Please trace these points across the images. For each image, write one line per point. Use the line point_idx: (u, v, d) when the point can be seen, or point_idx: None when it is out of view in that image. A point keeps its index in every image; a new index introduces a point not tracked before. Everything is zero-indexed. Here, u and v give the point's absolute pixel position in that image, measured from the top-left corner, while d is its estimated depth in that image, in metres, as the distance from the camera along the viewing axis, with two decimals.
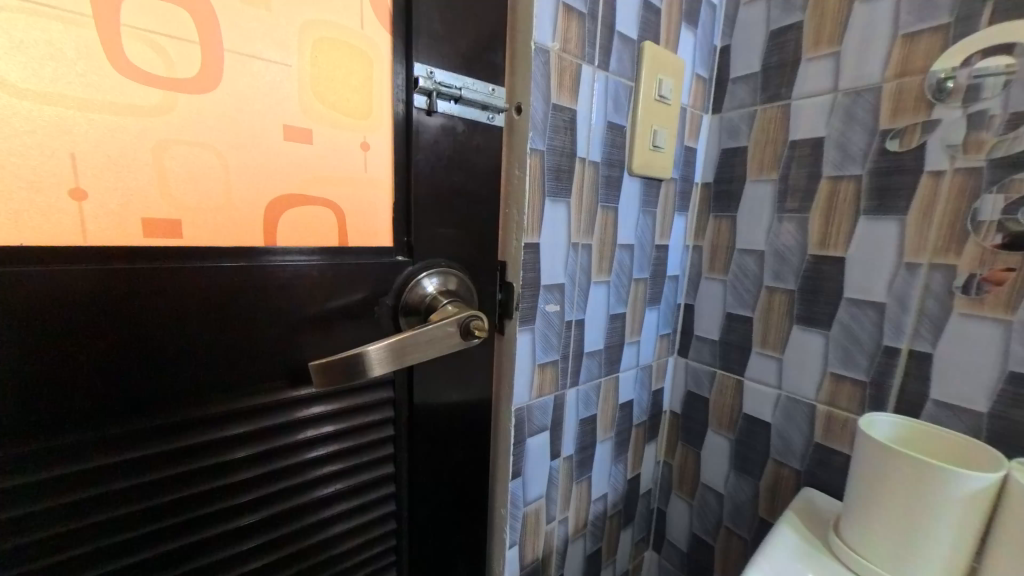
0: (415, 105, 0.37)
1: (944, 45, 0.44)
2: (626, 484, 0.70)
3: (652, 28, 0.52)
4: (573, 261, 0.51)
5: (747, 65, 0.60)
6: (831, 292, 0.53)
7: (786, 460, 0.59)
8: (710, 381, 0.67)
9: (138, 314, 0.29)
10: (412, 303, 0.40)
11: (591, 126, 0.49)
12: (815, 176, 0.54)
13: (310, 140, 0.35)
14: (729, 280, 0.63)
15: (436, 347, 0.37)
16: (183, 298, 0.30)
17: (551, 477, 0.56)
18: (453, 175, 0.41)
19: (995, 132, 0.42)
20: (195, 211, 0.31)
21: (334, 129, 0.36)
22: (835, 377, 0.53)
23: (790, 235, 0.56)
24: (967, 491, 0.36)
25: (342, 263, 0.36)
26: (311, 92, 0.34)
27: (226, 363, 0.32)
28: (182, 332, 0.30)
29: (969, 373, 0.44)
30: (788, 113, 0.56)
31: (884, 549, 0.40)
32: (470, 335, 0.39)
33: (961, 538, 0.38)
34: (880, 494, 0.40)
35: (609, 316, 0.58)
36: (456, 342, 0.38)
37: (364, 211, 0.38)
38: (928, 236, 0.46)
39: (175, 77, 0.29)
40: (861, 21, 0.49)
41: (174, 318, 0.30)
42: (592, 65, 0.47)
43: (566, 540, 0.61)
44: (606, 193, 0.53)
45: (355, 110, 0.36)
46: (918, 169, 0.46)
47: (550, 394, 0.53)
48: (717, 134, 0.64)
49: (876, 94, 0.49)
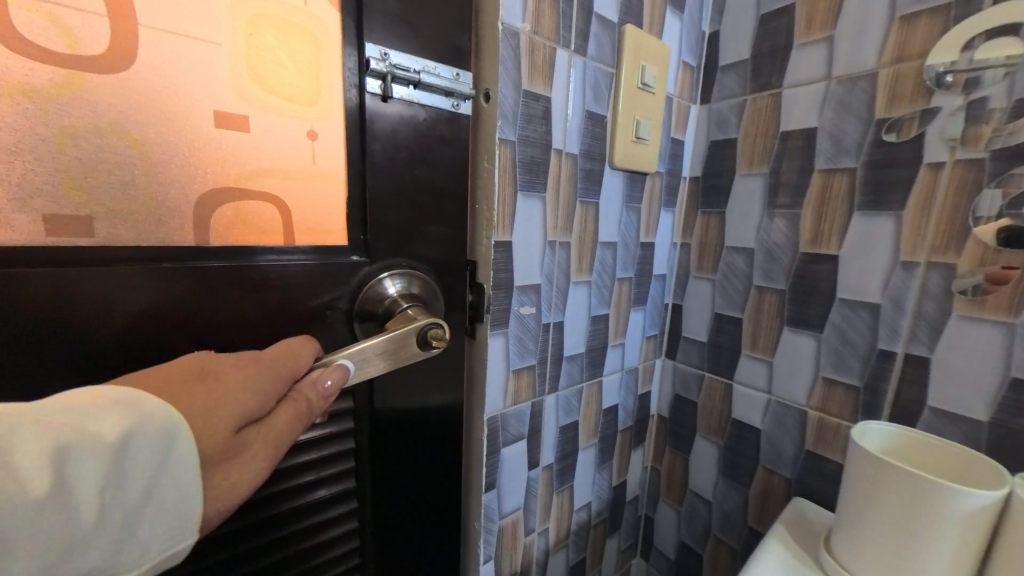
0: (368, 90, 0.34)
1: (943, 28, 0.41)
2: (612, 491, 0.67)
3: (635, 12, 0.49)
4: (550, 259, 0.48)
5: (736, 53, 0.57)
6: (823, 293, 0.50)
7: (776, 468, 0.56)
8: (698, 384, 0.64)
9: (57, 313, 0.26)
10: (368, 306, 0.37)
11: (568, 116, 0.46)
12: (807, 170, 0.51)
13: (247, 128, 0.31)
14: (718, 279, 0.61)
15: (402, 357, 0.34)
16: (111, 299, 0.27)
17: (529, 487, 0.53)
18: (415, 168, 0.38)
19: (999, 121, 0.39)
20: (108, 205, 0.27)
21: (275, 116, 0.32)
22: (827, 381, 0.50)
23: (780, 231, 0.53)
24: (964, 511, 0.34)
25: (290, 264, 0.34)
26: (247, 75, 0.31)
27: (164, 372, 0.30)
28: (109, 338, 0.28)
29: (967, 379, 0.41)
30: (779, 102, 0.53)
31: (879, 569, 0.38)
32: (427, 345, 0.35)
33: (957, 559, 0.35)
34: (874, 510, 0.38)
35: (591, 318, 0.55)
36: (412, 353, 0.34)
37: (314, 207, 0.35)
38: (925, 233, 0.43)
39: (79, 54, 0.25)
40: (855, 5, 0.46)
41: (98, 321, 0.27)
42: (568, 50, 0.44)
43: (546, 552, 0.58)
44: (586, 187, 0.49)
45: (300, 96, 0.33)
46: (915, 162, 0.43)
47: (526, 402, 0.50)
48: (706, 126, 0.61)
49: (871, 81, 0.45)
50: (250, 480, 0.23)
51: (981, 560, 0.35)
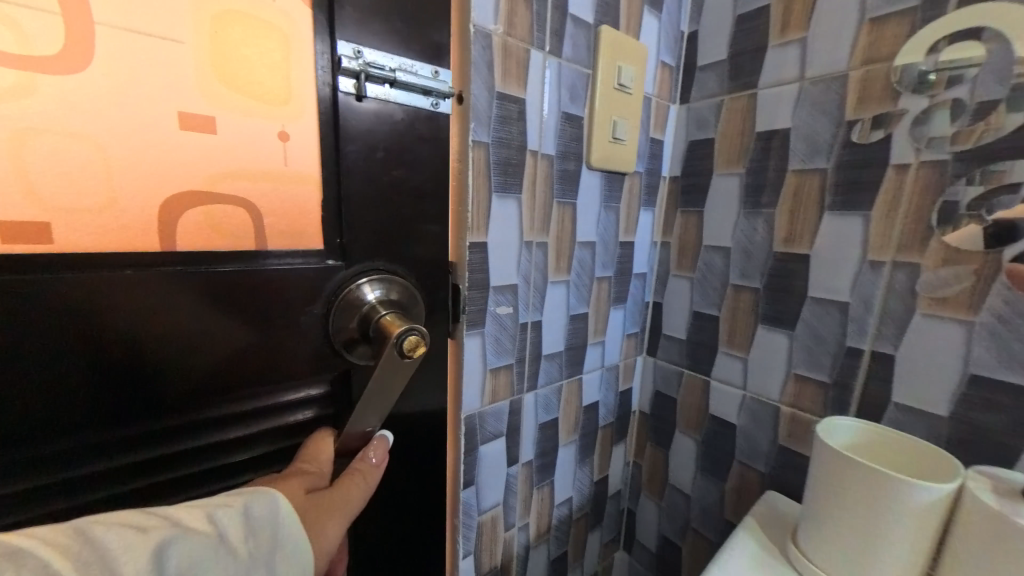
0: (341, 89, 0.34)
1: (910, 31, 0.42)
2: (593, 486, 0.68)
3: (611, 12, 0.49)
4: (526, 260, 0.48)
5: (714, 53, 0.57)
6: (796, 291, 0.51)
7: (751, 462, 0.58)
8: (677, 380, 0.65)
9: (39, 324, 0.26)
10: (345, 312, 0.37)
11: (543, 116, 0.46)
12: (781, 171, 0.51)
13: (213, 129, 0.31)
14: (697, 278, 0.61)
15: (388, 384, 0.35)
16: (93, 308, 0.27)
17: (509, 483, 0.54)
18: (391, 169, 0.38)
19: (962, 123, 0.39)
20: (71, 209, 0.27)
21: (244, 117, 0.32)
22: (799, 377, 0.52)
23: (755, 231, 0.54)
24: (916, 503, 0.35)
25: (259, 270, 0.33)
26: (212, 74, 0.31)
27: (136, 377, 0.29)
28: (83, 341, 0.27)
29: (931, 376, 0.42)
30: (755, 102, 0.53)
31: (839, 561, 0.39)
32: (406, 355, 0.34)
33: (912, 550, 0.36)
34: (835, 504, 0.39)
35: (570, 317, 0.55)
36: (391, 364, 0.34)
37: (288, 210, 0.35)
38: (892, 233, 0.44)
39: (33, 55, 0.25)
40: (828, 6, 0.47)
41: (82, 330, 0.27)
42: (543, 51, 0.44)
43: (527, 547, 0.59)
44: (562, 188, 0.50)
45: (270, 98, 0.33)
46: (883, 163, 0.44)
47: (504, 400, 0.51)
48: (686, 126, 0.61)
49: (843, 82, 0.46)
50: (331, 535, 0.29)
51: (934, 552, 0.37)
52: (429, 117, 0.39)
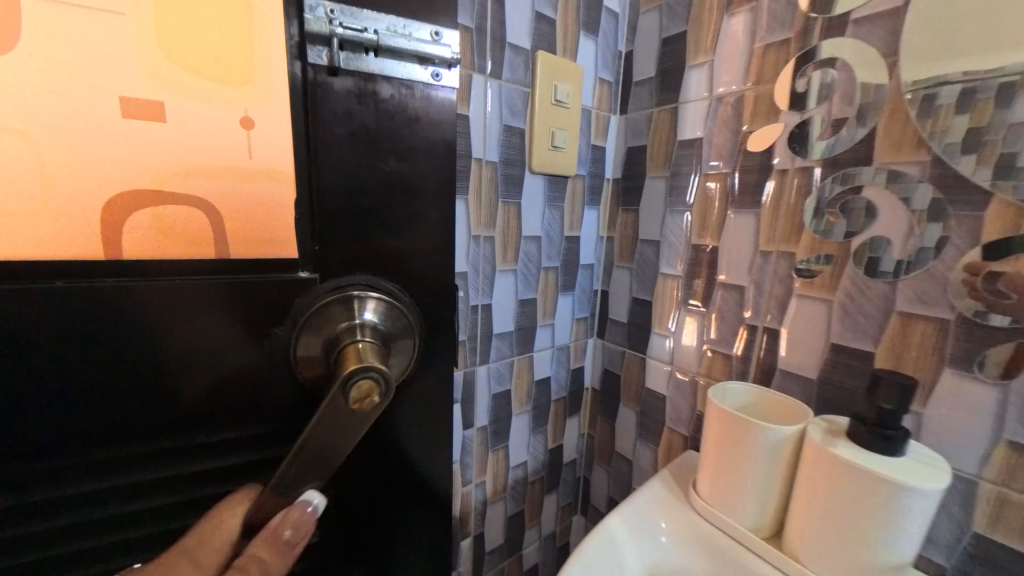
0: (311, 61, 0.27)
1: (785, 58, 0.50)
2: (548, 453, 0.77)
3: (548, 38, 0.58)
4: (475, 251, 0.57)
5: (645, 70, 0.65)
6: (709, 277, 0.60)
7: (678, 428, 0.66)
8: (620, 359, 0.74)
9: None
10: (318, 339, 0.29)
11: (486, 129, 0.54)
12: (696, 175, 0.60)
13: (163, 117, 0.26)
14: (634, 268, 0.70)
15: (333, 438, 0.24)
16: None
17: (465, 444, 0.63)
18: (384, 159, 0.31)
19: (822, 135, 0.47)
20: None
21: (201, 102, 0.27)
22: (711, 352, 0.60)
23: (677, 226, 0.63)
24: (767, 443, 0.44)
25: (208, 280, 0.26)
26: (159, 52, 0.25)
27: (49, 415, 0.23)
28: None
29: (804, 346, 0.51)
30: (676, 115, 0.62)
31: (720, 494, 0.49)
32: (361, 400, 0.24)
33: (771, 483, 0.45)
34: (715, 449, 0.49)
35: (519, 302, 0.64)
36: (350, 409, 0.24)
37: (256, 212, 0.29)
38: (775, 227, 0.52)
39: None
40: (728, 34, 0.55)
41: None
42: (483, 74, 0.52)
43: (484, 502, 0.68)
44: (506, 189, 0.58)
45: (227, 74, 0.27)
46: (768, 168, 0.52)
47: (458, 371, 0.59)
48: (624, 134, 0.69)
49: (739, 99, 0.54)
50: None
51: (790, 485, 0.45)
52: (401, 99, 0.31)
